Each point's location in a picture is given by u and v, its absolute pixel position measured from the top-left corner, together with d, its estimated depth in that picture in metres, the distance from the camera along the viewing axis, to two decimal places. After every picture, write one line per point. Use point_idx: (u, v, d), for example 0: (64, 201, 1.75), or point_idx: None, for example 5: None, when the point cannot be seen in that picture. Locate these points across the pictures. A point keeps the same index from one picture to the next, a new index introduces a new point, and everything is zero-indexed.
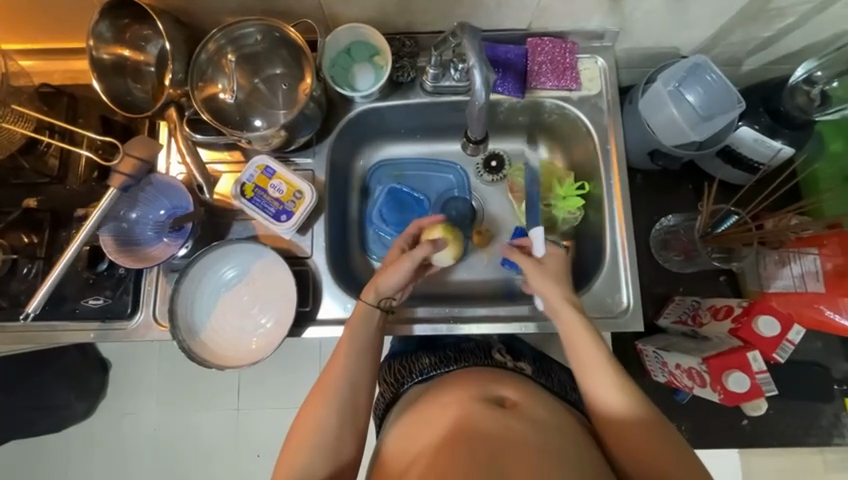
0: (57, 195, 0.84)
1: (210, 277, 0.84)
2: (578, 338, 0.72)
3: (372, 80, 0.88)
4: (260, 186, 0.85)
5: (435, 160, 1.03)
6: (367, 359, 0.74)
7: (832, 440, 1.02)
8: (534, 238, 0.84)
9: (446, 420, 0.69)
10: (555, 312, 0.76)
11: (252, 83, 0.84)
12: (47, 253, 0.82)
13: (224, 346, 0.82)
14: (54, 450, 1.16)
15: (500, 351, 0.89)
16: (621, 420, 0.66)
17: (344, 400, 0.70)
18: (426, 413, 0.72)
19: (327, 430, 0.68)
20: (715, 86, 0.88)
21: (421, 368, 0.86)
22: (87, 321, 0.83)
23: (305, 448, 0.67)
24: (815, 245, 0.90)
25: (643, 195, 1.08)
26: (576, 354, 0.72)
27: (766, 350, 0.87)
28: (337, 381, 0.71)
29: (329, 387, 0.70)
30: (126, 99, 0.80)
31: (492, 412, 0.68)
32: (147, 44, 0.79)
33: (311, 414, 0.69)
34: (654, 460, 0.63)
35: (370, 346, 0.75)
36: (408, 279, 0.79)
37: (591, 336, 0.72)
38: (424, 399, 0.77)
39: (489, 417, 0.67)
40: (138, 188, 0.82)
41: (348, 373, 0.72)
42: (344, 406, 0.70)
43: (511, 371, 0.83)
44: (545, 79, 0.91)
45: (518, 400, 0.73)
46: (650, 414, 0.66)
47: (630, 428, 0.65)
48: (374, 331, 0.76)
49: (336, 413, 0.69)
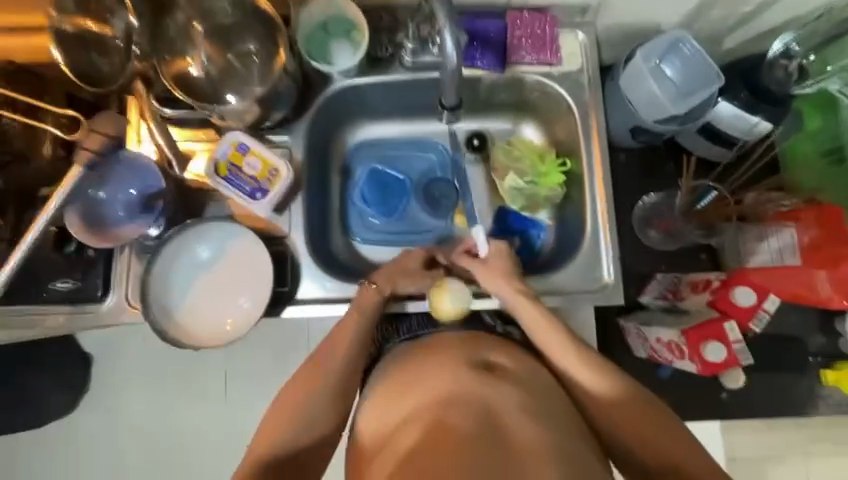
0: (20, 175, 0.81)
1: (183, 258, 0.82)
2: (533, 318, 0.76)
3: (350, 54, 0.85)
4: (234, 164, 0.82)
5: (417, 140, 1.02)
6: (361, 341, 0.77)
7: (807, 411, 1.05)
8: (476, 237, 0.86)
9: (431, 388, 0.67)
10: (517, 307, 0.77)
11: (225, 58, 0.83)
12: (11, 235, 0.80)
13: (201, 326, 0.81)
14: None
15: (491, 314, 0.86)
16: (609, 401, 0.70)
17: (338, 377, 0.74)
18: (407, 381, 0.71)
19: (321, 398, 0.72)
20: (694, 59, 0.90)
21: (410, 327, 0.85)
22: (55, 304, 0.81)
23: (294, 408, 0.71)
24: (793, 219, 0.93)
25: (628, 173, 1.05)
26: (541, 338, 0.75)
27: (743, 320, 0.91)
28: (331, 357, 0.74)
29: (318, 377, 0.73)
30: (83, 66, 0.73)
31: (480, 377, 0.67)
32: (111, 15, 0.74)
33: (306, 384, 0.73)
34: (624, 428, 0.69)
35: (362, 340, 0.77)
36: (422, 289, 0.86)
37: (553, 324, 0.75)
38: (407, 360, 0.75)
39: (479, 386, 0.66)
40: (106, 166, 0.79)
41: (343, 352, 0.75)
42: (337, 375, 0.74)
43: (500, 335, 0.81)
44: (525, 53, 0.90)
45: (508, 365, 0.72)
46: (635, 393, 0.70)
47: (606, 401, 0.70)
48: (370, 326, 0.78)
49: (329, 390, 0.73)
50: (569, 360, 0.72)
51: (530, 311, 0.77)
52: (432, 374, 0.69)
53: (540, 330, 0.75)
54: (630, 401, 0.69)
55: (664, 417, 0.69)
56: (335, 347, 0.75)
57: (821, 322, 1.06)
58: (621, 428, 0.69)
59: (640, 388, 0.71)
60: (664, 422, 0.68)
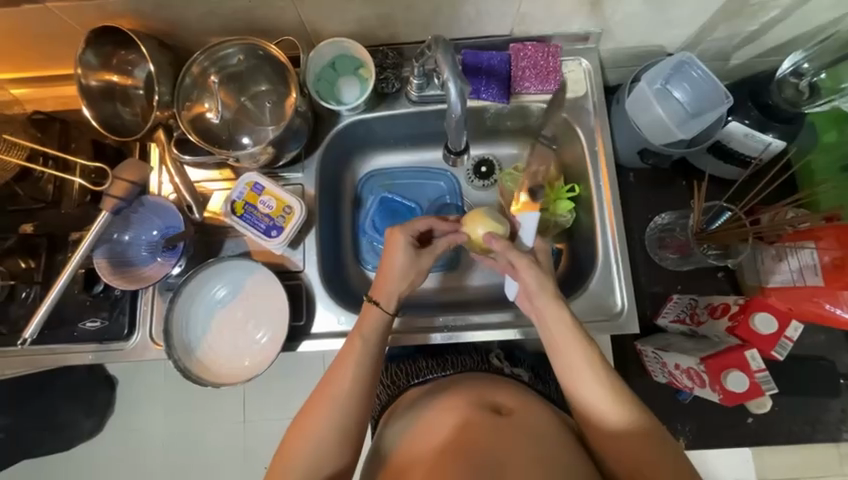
0: (51, 220, 0.86)
1: (202, 296, 0.85)
2: (555, 322, 0.70)
3: (357, 92, 0.89)
4: (250, 203, 0.85)
5: (426, 169, 1.04)
6: (382, 336, 0.75)
7: (840, 435, 1.01)
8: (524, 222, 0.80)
9: (432, 436, 0.68)
10: (537, 304, 0.73)
11: (238, 102, 0.87)
12: (44, 277, 0.85)
13: (221, 362, 0.83)
14: (64, 469, 1.18)
15: (498, 356, 0.89)
16: (621, 432, 0.64)
17: (344, 403, 0.69)
18: (413, 427, 0.71)
19: (337, 414, 0.68)
20: (705, 84, 0.87)
21: (419, 371, 0.87)
22: (85, 343, 0.85)
23: (300, 445, 0.67)
24: (811, 238, 0.89)
25: (637, 193, 1.07)
26: (562, 354, 0.69)
27: (764, 347, 0.86)
28: (347, 371, 0.70)
29: (325, 401, 0.69)
30: (115, 122, 0.82)
31: (483, 420, 0.68)
32: (134, 69, 0.82)
33: (320, 402, 0.69)
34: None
35: (370, 358, 0.72)
36: (410, 263, 0.78)
37: (576, 339, 0.69)
38: (416, 406, 0.76)
39: (483, 432, 0.66)
40: (130, 210, 0.83)
41: (359, 358, 0.71)
42: (354, 387, 0.70)
43: (509, 376, 0.83)
44: (529, 83, 0.91)
45: (512, 406, 0.71)
46: (647, 427, 0.64)
47: (625, 437, 0.64)
48: (377, 342, 0.74)
49: (332, 421, 0.68)
50: (590, 387, 0.67)
51: (552, 311, 0.71)
52: (436, 421, 0.70)
53: (561, 342, 0.70)
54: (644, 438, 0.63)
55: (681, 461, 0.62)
56: (345, 364, 0.71)
57: None
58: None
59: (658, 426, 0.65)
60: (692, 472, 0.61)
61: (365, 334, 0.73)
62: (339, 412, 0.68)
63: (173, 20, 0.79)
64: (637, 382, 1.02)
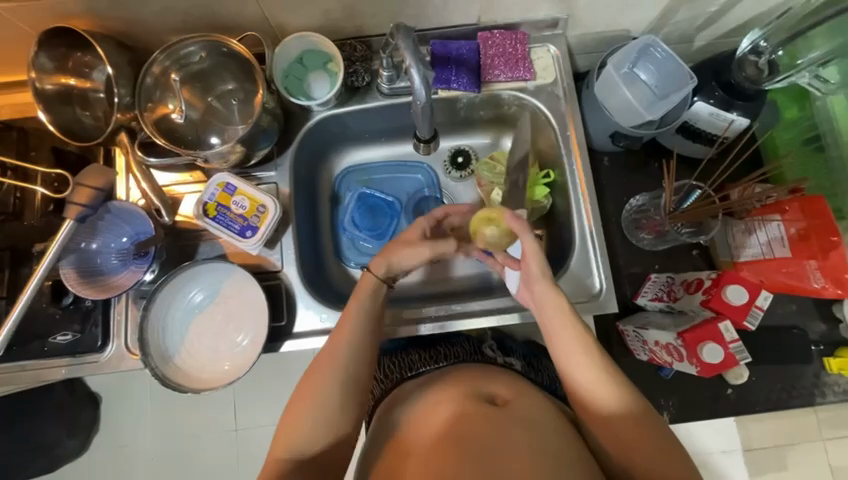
0: (15, 233, 0.83)
1: (179, 300, 0.83)
2: (554, 311, 0.70)
3: (327, 86, 0.88)
4: (222, 204, 0.84)
5: (402, 162, 1.04)
6: (372, 301, 0.75)
7: (814, 399, 1.05)
8: None
9: (430, 428, 0.67)
10: (537, 291, 0.73)
11: (205, 102, 0.85)
12: (8, 292, 0.82)
13: (201, 368, 0.82)
14: None
15: (491, 346, 0.89)
16: (620, 421, 0.63)
17: (334, 395, 0.67)
18: (410, 421, 0.70)
19: (320, 411, 0.66)
20: (667, 63, 0.89)
21: (412, 364, 0.86)
22: (57, 357, 0.82)
23: (311, 398, 0.66)
24: (777, 211, 0.93)
25: (611, 176, 1.09)
26: (558, 342, 0.69)
27: (738, 319, 0.89)
28: (332, 366, 0.68)
29: (313, 391, 0.67)
30: (74, 127, 0.79)
31: (479, 411, 0.66)
32: (92, 71, 0.79)
33: (302, 399, 0.67)
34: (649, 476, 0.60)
35: (357, 345, 0.70)
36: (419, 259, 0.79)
37: (573, 321, 0.69)
38: (410, 401, 0.75)
39: (480, 422, 0.65)
40: (96, 217, 0.81)
41: (355, 325, 0.71)
42: (337, 380, 0.67)
43: (502, 366, 0.84)
44: (499, 71, 0.91)
45: (508, 397, 0.71)
46: (645, 417, 0.63)
47: (624, 428, 0.62)
48: (367, 320, 0.73)
49: (324, 412, 0.66)
50: (579, 368, 0.67)
51: (551, 298, 0.71)
52: (433, 412, 0.69)
53: (558, 326, 0.69)
54: (644, 431, 0.62)
55: (674, 454, 0.60)
56: (333, 353, 0.69)
57: (819, 308, 1.06)
58: (642, 475, 0.60)
59: (658, 419, 0.64)
60: (689, 465, 0.60)
61: (351, 322, 0.72)
62: (327, 409, 0.66)
63: (131, 20, 0.76)
64: (620, 361, 1.04)
